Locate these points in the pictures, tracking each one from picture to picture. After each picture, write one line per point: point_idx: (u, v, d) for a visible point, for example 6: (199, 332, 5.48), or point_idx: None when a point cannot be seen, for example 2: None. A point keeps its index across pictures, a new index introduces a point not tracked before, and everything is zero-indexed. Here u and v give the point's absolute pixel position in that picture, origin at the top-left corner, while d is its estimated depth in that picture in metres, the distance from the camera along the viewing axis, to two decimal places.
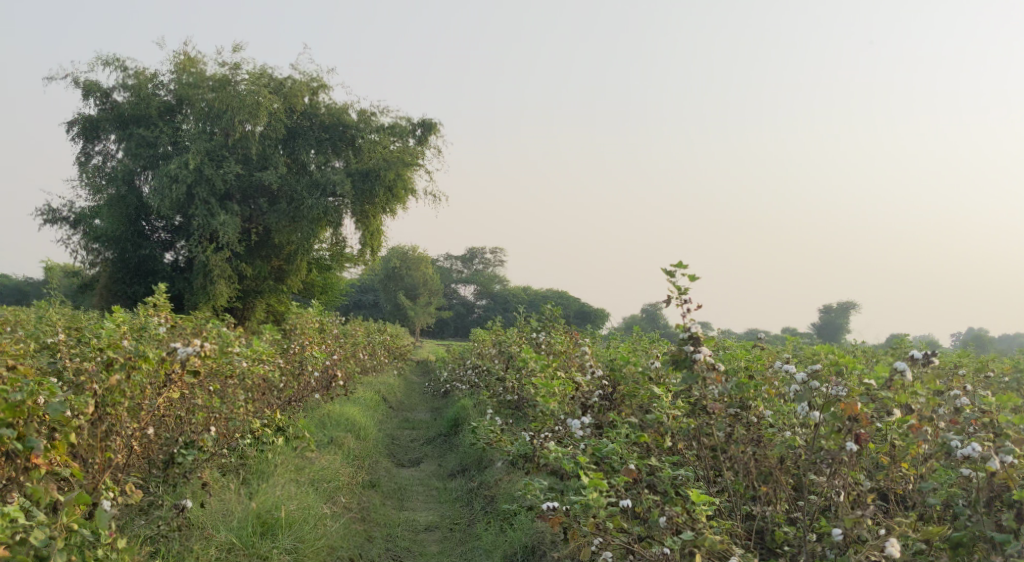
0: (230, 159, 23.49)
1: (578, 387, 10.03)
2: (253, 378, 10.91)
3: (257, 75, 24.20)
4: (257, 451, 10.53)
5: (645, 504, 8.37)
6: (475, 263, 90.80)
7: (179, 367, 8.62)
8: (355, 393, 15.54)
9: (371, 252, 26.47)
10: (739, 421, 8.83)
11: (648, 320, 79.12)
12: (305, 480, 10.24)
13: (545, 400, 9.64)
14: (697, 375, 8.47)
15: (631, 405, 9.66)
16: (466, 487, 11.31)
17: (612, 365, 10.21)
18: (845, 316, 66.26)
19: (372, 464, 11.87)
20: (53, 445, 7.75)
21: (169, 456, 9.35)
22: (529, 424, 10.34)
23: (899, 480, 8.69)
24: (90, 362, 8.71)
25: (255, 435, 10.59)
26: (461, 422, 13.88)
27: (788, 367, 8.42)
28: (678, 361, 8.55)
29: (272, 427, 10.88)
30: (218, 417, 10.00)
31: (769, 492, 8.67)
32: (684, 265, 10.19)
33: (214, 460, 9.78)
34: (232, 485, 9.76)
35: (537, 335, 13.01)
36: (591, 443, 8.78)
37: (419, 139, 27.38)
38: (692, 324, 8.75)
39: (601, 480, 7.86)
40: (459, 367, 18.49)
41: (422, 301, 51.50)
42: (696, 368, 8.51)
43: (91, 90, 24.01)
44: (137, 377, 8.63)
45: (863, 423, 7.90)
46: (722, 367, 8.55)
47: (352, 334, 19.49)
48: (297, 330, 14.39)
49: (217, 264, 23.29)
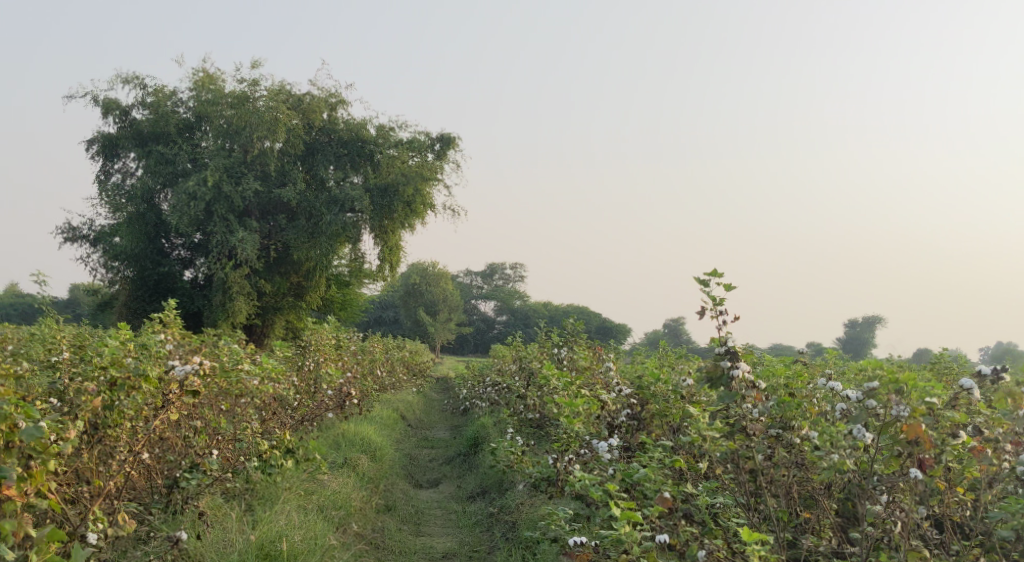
0: (249, 176, 23.28)
1: (603, 407, 9.64)
2: (263, 397, 10.63)
3: (275, 90, 23.99)
4: (264, 475, 10.08)
5: (683, 535, 7.87)
6: (495, 279, 90.50)
7: (177, 388, 8.56)
8: (372, 411, 15.19)
9: (390, 267, 26.16)
10: (780, 443, 8.39)
11: (671, 336, 78.56)
12: (313, 507, 9.82)
13: (570, 421, 9.24)
14: (736, 395, 8.06)
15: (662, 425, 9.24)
16: (486, 511, 10.91)
17: (640, 383, 9.81)
18: (870, 330, 65.54)
19: (388, 486, 11.50)
20: (29, 475, 7.40)
21: (171, 481, 9.15)
22: (552, 445, 9.94)
23: (955, 507, 8.26)
24: (92, 382, 8.36)
25: (262, 458, 10.17)
26: (481, 441, 13.49)
27: (835, 384, 8.14)
28: (715, 379, 8.15)
29: (281, 449, 10.42)
30: (225, 439, 9.74)
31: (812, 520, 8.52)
32: (718, 276, 9.81)
33: (218, 485, 9.50)
34: (236, 512, 9.34)
35: (558, 351, 12.61)
36: (622, 468, 8.40)
37: (438, 153, 27.10)
38: (728, 337, 8.33)
39: (634, 513, 7.47)
40: (479, 383, 18.12)
41: (442, 317, 51.18)
42: (735, 386, 8.09)
43: (110, 108, 23.90)
44: (137, 398, 8.42)
45: (927, 449, 7.56)
46: (760, 384, 8.16)
47: (370, 350, 19.19)
48: (313, 346, 14.06)
49: (235, 281, 23.01)
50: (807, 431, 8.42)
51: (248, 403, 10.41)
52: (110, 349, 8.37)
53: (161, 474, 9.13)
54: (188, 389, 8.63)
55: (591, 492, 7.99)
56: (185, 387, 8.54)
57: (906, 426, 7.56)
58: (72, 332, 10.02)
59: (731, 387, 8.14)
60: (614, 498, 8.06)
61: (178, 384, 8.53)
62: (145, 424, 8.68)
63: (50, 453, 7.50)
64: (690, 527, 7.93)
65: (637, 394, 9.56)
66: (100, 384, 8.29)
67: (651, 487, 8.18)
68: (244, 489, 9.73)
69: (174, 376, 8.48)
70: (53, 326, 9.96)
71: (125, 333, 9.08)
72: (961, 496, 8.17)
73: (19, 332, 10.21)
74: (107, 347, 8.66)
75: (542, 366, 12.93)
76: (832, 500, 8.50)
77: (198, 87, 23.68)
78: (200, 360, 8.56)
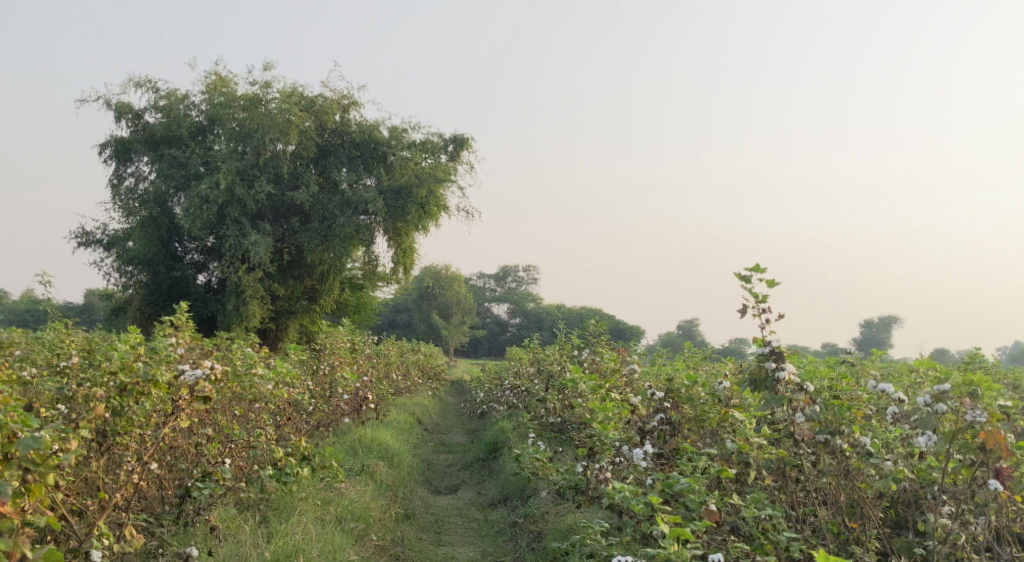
0: (262, 179, 23.08)
1: (633, 411, 9.38)
2: (277, 402, 10.42)
3: (287, 92, 23.77)
4: (279, 483, 9.74)
5: (734, 553, 7.64)
6: (508, 282, 90.25)
7: (188, 394, 8.19)
8: (389, 416, 14.92)
9: (403, 270, 25.95)
10: (827, 450, 8.03)
11: (685, 339, 78.21)
12: (331, 519, 9.58)
13: (601, 427, 8.93)
14: (783, 398, 7.95)
15: (697, 429, 8.99)
16: (508, 520, 10.64)
17: (670, 385, 9.53)
18: (887, 331, 65.00)
19: (407, 494, 11.24)
20: (27, 489, 7.20)
21: (183, 491, 8.88)
22: (577, 451, 9.66)
23: (1014, 517, 7.91)
24: (101, 387, 8.17)
25: (277, 466, 9.83)
26: (500, 446, 13.22)
27: (889, 388, 7.74)
28: (759, 381, 8.11)
29: (296, 457, 10.06)
30: (237, 446, 9.44)
31: (859, 530, 8.11)
32: (757, 272, 9.52)
33: (231, 496, 9.22)
34: (250, 525, 9.08)
35: (581, 354, 12.35)
36: (662, 479, 8.13)
37: (452, 154, 26.87)
38: (773, 339, 8.25)
39: (684, 532, 7.19)
40: (496, 387, 17.86)
41: (456, 321, 50.91)
42: (780, 389, 7.99)
43: (122, 111, 23.73)
44: (146, 404, 8.23)
45: (1005, 455, 7.38)
46: (808, 387, 8.05)
47: (385, 354, 18.93)
48: (328, 350, 13.81)
49: (249, 285, 22.78)
50: (856, 437, 8.06)
51: (262, 409, 10.20)
52: (119, 354, 8.21)
53: (172, 483, 8.86)
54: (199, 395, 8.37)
55: (632, 506, 7.72)
56: (195, 393, 8.24)
57: (984, 432, 7.38)
58: (83, 337, 9.78)
59: (777, 390, 8.04)
60: (656, 510, 7.79)
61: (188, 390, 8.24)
62: (155, 432, 8.48)
63: (48, 465, 7.26)
64: (741, 544, 7.72)
65: (669, 397, 9.28)
66: (110, 389, 8.14)
67: (695, 500, 7.87)
68: (258, 499, 9.46)
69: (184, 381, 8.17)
70: (63, 330, 9.70)
71: (135, 337, 8.87)
72: (1019, 506, 7.83)
73: (28, 337, 9.99)
74: (117, 351, 8.51)
75: (563, 369, 12.67)
76: (878, 508, 8.19)
77: (210, 90, 23.50)
78: (210, 365, 8.25)
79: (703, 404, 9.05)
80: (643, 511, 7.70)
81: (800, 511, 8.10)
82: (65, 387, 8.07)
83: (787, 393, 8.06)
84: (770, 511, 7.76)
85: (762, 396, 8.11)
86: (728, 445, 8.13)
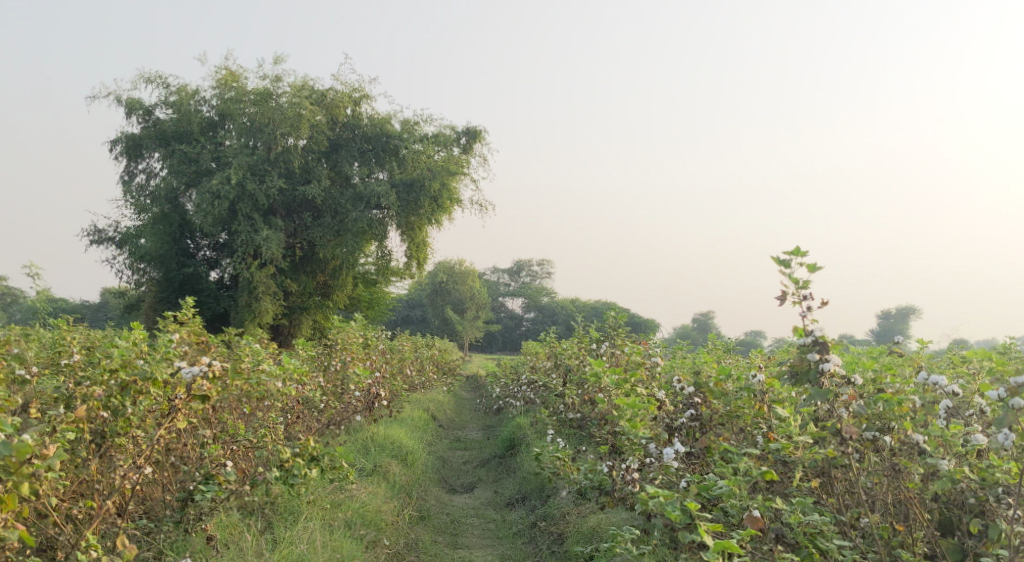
0: (273, 173, 22.81)
1: (660, 407, 9.03)
2: (286, 400, 10.13)
3: (298, 86, 23.49)
4: (286, 485, 9.40)
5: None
6: (522, 276, 89.99)
7: (184, 393, 7.97)
8: (403, 413, 14.62)
9: (417, 264, 25.67)
10: (875, 448, 7.87)
11: (702, 332, 77.81)
12: (341, 524, 9.29)
13: (631, 428, 8.58)
14: (830, 391, 7.62)
15: (733, 425, 8.72)
16: (527, 520, 10.33)
17: (698, 380, 9.22)
18: (905, 321, 64.36)
19: (421, 494, 10.94)
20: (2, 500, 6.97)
21: (185, 494, 8.65)
22: (601, 450, 9.34)
23: None
24: (100, 386, 7.95)
25: (284, 468, 9.48)
26: (517, 442, 12.91)
27: (941, 380, 7.56)
28: (802, 374, 7.76)
29: (305, 457, 9.73)
30: (239, 448, 9.19)
31: (907, 534, 7.81)
32: (799, 254, 9.11)
33: (235, 500, 8.93)
34: (254, 531, 8.74)
35: (599, 347, 12.02)
36: (698, 482, 7.77)
37: (464, 147, 26.55)
38: (813, 328, 7.89)
39: (730, 545, 6.91)
40: (512, 381, 17.58)
41: (470, 315, 50.54)
42: (826, 381, 7.68)
43: (132, 107, 23.48)
44: (143, 404, 8.01)
45: None
46: (853, 381, 7.76)
47: (399, 349, 18.64)
48: (338, 347, 13.53)
49: (262, 281, 22.47)
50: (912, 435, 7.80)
51: (271, 408, 9.94)
52: (120, 351, 7.98)
53: (174, 487, 8.64)
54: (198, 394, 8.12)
55: (670, 514, 7.30)
56: (194, 393, 8.02)
57: None
58: (85, 335, 9.47)
59: (821, 383, 7.71)
60: (694, 518, 7.46)
61: (184, 389, 8.00)
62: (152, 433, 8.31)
63: (24, 475, 7.03)
64: (787, 555, 7.45)
65: (697, 393, 8.97)
66: (109, 388, 7.92)
67: (736, 506, 7.56)
68: (262, 504, 9.12)
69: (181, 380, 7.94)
70: (65, 327, 9.32)
71: (137, 333, 8.63)
72: None
73: (31, 336, 9.71)
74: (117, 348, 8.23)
75: (581, 363, 12.33)
76: (928, 511, 7.87)
77: (220, 85, 23.23)
78: (209, 363, 8.01)
79: (738, 400, 8.80)
80: (682, 519, 7.34)
81: (849, 515, 7.78)
82: (62, 387, 7.82)
83: (832, 386, 7.76)
84: (817, 517, 7.45)
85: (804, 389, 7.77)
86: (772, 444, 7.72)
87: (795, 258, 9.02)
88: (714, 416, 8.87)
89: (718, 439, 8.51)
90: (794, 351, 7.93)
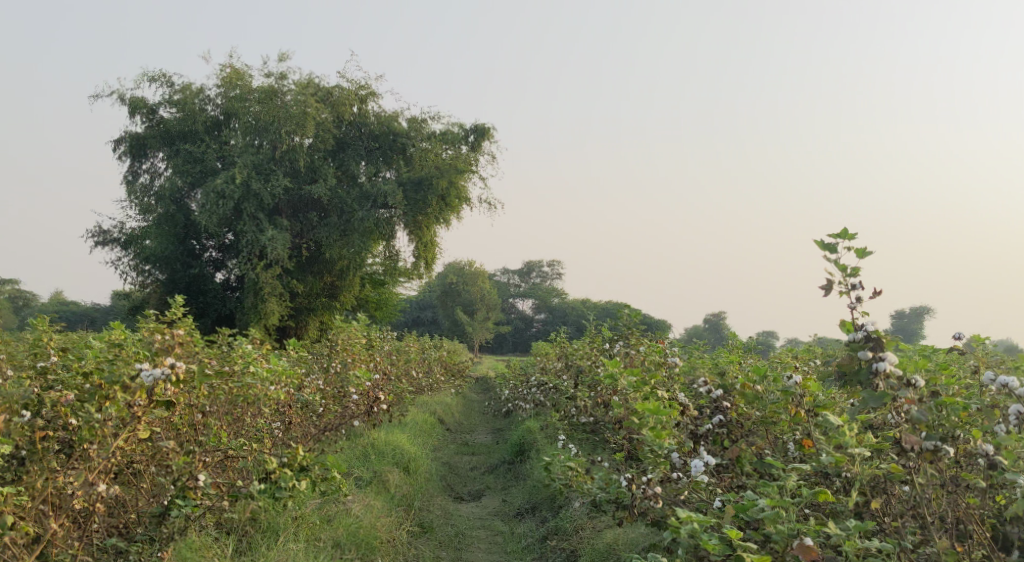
0: (278, 172, 22.28)
1: (682, 412, 8.53)
2: (272, 403, 9.68)
3: (303, 84, 23.02)
4: (271, 499, 8.77)
5: None
6: (532, 277, 89.56)
7: (142, 399, 7.51)
8: (408, 417, 14.14)
9: (425, 265, 25.19)
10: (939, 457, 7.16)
11: (714, 333, 77.34)
12: (328, 543, 8.79)
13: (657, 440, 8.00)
14: (884, 394, 7.11)
15: (764, 434, 8.24)
16: (536, 534, 9.82)
17: (725, 383, 8.69)
18: (919, 321, 63.63)
19: (424, 504, 10.44)
20: None
21: (160, 509, 8.15)
22: (617, 461, 8.82)
23: None
24: (73, 390, 7.84)
25: (271, 479, 8.86)
26: (526, 448, 12.41)
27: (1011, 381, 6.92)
28: (850, 374, 7.32)
29: (293, 468, 8.93)
30: (218, 458, 8.66)
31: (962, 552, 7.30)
32: (850, 235, 8.47)
33: (212, 518, 8.46)
34: (230, 553, 8.25)
35: (614, 347, 11.51)
36: (737, 502, 7.21)
37: (473, 145, 26.06)
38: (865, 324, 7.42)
39: None
40: (521, 383, 17.08)
41: (481, 317, 49.92)
42: (879, 382, 7.16)
43: (136, 106, 23.02)
44: (108, 411, 7.64)
45: None
46: (914, 383, 7.20)
47: (405, 351, 18.16)
48: (340, 349, 13.03)
49: (267, 281, 21.95)
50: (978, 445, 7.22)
51: (258, 413, 9.52)
52: (92, 354, 7.89)
53: (148, 501, 8.18)
54: (163, 401, 7.69)
55: (705, 544, 6.80)
56: (156, 397, 7.63)
57: None
58: (68, 336, 8.98)
59: (875, 384, 7.20)
60: (736, 548, 6.86)
61: (145, 393, 7.55)
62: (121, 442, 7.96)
63: None
64: None
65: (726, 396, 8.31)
66: (84, 392, 7.83)
67: (784, 531, 6.92)
68: (241, 520, 8.56)
69: (141, 384, 7.48)
70: (43, 325, 8.59)
71: (115, 335, 8.53)
72: None
73: (16, 340, 9.23)
74: (93, 351, 8.13)
75: (594, 364, 11.78)
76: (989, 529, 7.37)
77: (225, 82, 22.72)
78: (171, 366, 7.57)
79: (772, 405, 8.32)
80: (721, 550, 6.84)
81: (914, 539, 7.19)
82: (29, 391, 7.64)
83: (888, 388, 7.21)
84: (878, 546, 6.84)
85: (856, 391, 7.28)
86: (824, 458, 7.16)
87: (843, 244, 8.47)
88: (746, 424, 8.33)
89: (750, 448, 8.00)
90: (844, 350, 7.48)
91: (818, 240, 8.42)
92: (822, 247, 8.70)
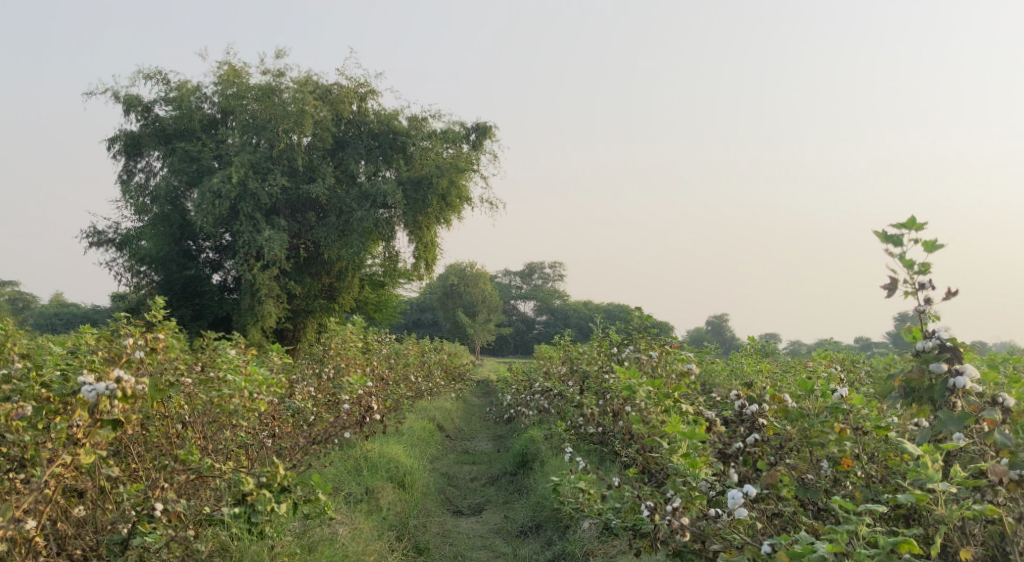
0: (276, 171, 21.74)
1: (711, 429, 8.02)
2: (249, 416, 9.12)
3: (302, 81, 22.44)
4: (245, 523, 8.26)
5: None
6: (533, 278, 89.04)
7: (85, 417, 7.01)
8: (405, 424, 13.60)
9: (425, 266, 24.63)
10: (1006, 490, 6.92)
11: (716, 335, 76.80)
12: None
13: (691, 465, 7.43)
14: (966, 415, 6.77)
15: (807, 453, 7.52)
16: (542, 556, 9.28)
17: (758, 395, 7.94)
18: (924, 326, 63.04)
19: (421, 522, 9.93)
20: None
21: (122, 536, 7.72)
22: (632, 482, 8.26)
23: None
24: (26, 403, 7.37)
25: (245, 501, 8.25)
26: (530, 458, 11.87)
27: None
28: (919, 393, 6.98)
29: (272, 489, 8.31)
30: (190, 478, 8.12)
31: None
32: (918, 222, 7.88)
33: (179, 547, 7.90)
34: None
35: (625, 352, 10.96)
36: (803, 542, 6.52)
37: (475, 144, 25.52)
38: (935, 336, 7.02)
39: None
40: (525, 387, 16.53)
41: (482, 318, 49.30)
42: (957, 401, 6.82)
43: (131, 104, 22.43)
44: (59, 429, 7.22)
45: None
46: (1000, 402, 6.90)
47: (404, 354, 17.60)
48: (336, 355, 12.48)
49: (264, 283, 21.36)
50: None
51: (238, 427, 8.97)
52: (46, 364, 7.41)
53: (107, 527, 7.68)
54: (110, 418, 7.14)
55: None
56: (101, 416, 7.08)
57: None
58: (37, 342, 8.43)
59: (953, 404, 6.86)
60: None
61: (86, 411, 7.03)
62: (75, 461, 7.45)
63: None
64: None
65: (761, 413, 7.75)
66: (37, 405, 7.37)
67: None
68: (209, 551, 8.15)
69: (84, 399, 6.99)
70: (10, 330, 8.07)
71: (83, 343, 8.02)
72: None
73: None
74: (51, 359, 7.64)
75: (603, 370, 11.24)
76: None
77: (223, 80, 22.11)
78: (118, 380, 7.08)
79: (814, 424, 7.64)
80: None
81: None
82: None
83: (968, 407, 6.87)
84: None
85: (929, 410, 6.96)
86: (903, 498, 6.58)
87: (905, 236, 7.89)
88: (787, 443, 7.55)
89: (790, 473, 7.45)
90: (913, 362, 7.08)
91: (881, 229, 7.87)
92: (887, 236, 8.20)
